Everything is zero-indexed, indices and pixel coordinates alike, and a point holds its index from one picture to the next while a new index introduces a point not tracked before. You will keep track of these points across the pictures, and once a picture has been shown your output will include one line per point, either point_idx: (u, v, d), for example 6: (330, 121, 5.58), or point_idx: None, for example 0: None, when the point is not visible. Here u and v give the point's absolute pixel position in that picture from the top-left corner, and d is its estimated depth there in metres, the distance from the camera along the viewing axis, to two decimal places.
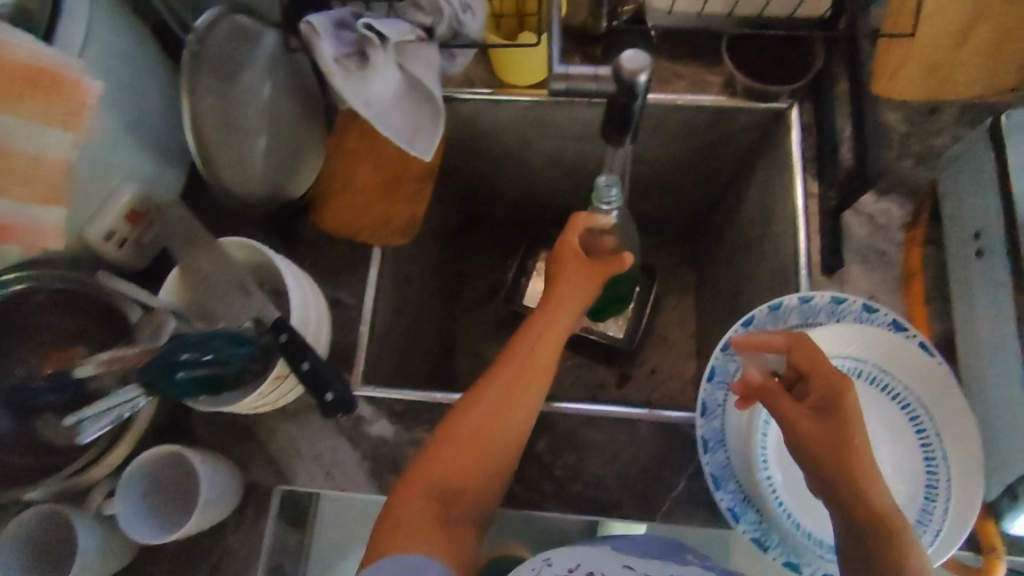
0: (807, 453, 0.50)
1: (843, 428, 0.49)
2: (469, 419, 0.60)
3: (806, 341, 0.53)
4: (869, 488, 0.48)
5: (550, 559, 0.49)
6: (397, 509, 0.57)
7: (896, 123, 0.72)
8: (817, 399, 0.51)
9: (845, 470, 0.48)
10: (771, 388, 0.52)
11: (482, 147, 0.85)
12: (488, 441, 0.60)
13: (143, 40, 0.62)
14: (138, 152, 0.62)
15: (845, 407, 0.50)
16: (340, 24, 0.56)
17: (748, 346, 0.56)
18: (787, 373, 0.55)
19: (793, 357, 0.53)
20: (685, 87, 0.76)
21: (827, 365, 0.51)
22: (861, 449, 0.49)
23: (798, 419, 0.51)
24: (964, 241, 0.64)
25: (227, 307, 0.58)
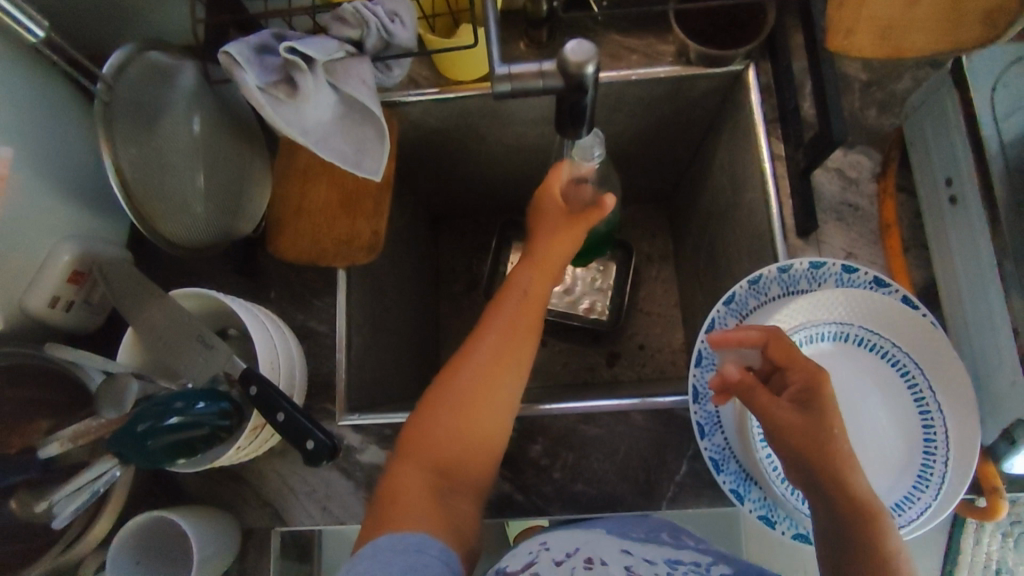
0: (787, 447, 0.49)
1: (823, 421, 0.49)
2: (454, 395, 0.56)
3: (778, 336, 0.52)
4: (852, 477, 0.48)
5: (546, 545, 0.47)
6: (391, 488, 0.53)
7: (853, 74, 0.70)
8: (796, 391, 0.51)
9: (832, 464, 0.48)
10: (750, 384, 0.51)
11: (437, 146, 0.82)
12: (477, 417, 0.55)
13: (55, 86, 0.58)
14: (67, 208, 0.58)
15: (823, 398, 0.50)
16: (262, 48, 0.53)
17: (723, 342, 0.53)
18: (761, 366, 0.54)
19: (770, 352, 0.52)
20: (640, 61, 0.73)
21: (803, 358, 0.51)
22: (842, 440, 0.49)
23: (779, 412, 0.50)
24: (936, 190, 0.62)
25: (189, 362, 0.56)
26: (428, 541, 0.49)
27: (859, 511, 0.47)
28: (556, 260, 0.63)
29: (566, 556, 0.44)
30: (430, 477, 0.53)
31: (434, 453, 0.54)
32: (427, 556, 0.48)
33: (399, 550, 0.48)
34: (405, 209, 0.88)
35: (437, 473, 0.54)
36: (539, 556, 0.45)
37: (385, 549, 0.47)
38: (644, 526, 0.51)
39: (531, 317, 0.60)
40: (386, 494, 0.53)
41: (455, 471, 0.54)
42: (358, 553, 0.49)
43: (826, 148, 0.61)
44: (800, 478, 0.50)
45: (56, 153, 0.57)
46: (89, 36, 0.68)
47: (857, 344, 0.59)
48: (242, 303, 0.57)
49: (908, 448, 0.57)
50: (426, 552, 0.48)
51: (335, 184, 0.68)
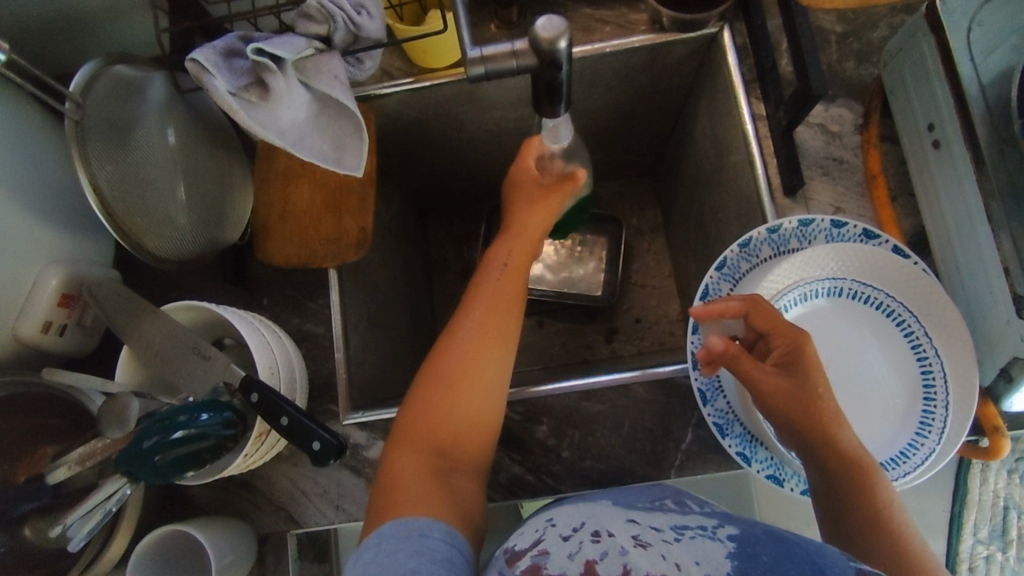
0: (776, 411, 0.50)
1: (808, 382, 0.50)
2: (443, 375, 0.55)
3: (759, 302, 0.52)
4: (840, 433, 0.49)
5: (552, 521, 0.44)
6: (391, 475, 0.52)
7: (830, 28, 0.70)
8: (780, 357, 0.51)
9: (819, 424, 0.49)
10: (735, 352, 0.51)
11: (417, 136, 0.81)
12: (467, 397, 0.54)
13: (24, 108, 0.57)
14: (48, 230, 0.57)
15: (807, 360, 0.50)
16: (230, 52, 0.52)
17: (706, 314, 0.53)
18: (746, 335, 0.55)
19: (753, 320, 0.52)
20: (614, 33, 0.72)
21: (785, 323, 0.51)
22: (826, 398, 0.50)
23: (766, 378, 0.50)
24: (920, 136, 0.62)
25: (188, 375, 0.55)
26: (432, 524, 0.47)
27: (851, 465, 0.49)
28: (534, 232, 0.64)
29: (573, 530, 0.42)
30: (430, 460, 0.53)
31: (430, 435, 0.53)
32: (431, 540, 0.46)
33: (403, 536, 0.46)
34: (391, 203, 0.88)
35: (437, 456, 0.53)
36: (545, 533, 0.42)
37: (388, 537, 0.46)
38: (644, 499, 0.49)
39: (512, 290, 0.60)
40: (386, 484, 0.52)
41: (453, 453, 0.54)
42: (364, 543, 0.47)
43: (807, 104, 0.61)
44: (791, 442, 0.51)
45: (31, 175, 0.56)
46: (54, 56, 0.67)
47: (851, 298, 0.59)
48: (237, 313, 0.57)
49: (908, 395, 0.57)
50: (431, 536, 0.46)
51: (317, 184, 0.68)
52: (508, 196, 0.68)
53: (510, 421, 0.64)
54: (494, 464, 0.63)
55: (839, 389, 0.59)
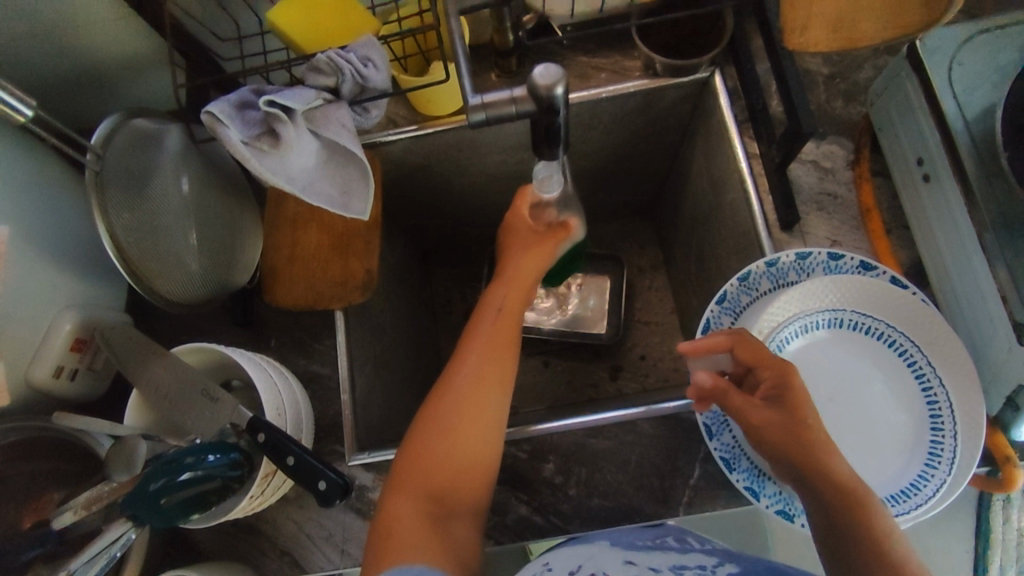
0: (768, 443, 0.51)
1: (796, 414, 0.51)
2: (442, 419, 0.55)
3: (744, 336, 0.55)
4: (837, 464, 0.49)
5: (550, 564, 0.44)
6: (386, 523, 0.52)
7: (817, 69, 0.73)
8: (769, 389, 0.53)
9: (810, 454, 0.49)
10: (723, 387, 0.54)
11: (422, 181, 0.83)
12: (466, 441, 0.55)
13: (45, 160, 0.60)
14: (65, 279, 0.59)
15: (795, 392, 0.52)
16: (243, 104, 0.54)
17: (693, 351, 0.56)
18: (735, 370, 0.57)
19: (739, 354, 0.54)
20: (610, 80, 0.75)
21: (770, 356, 0.53)
22: (817, 429, 0.50)
23: (755, 411, 0.52)
24: (910, 170, 0.64)
25: (198, 418, 0.55)
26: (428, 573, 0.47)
27: (852, 498, 0.47)
28: (528, 275, 0.65)
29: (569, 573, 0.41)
30: (427, 506, 0.52)
31: (428, 481, 0.53)
32: None
33: None
34: (396, 246, 0.90)
35: (434, 503, 0.52)
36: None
37: None
38: (647, 538, 0.49)
39: (509, 330, 0.61)
40: (383, 531, 0.51)
41: (451, 500, 0.53)
42: None
43: (798, 142, 0.63)
44: (788, 478, 0.51)
45: (50, 224, 0.58)
46: (76, 112, 0.70)
47: (852, 330, 0.60)
48: (244, 354, 0.58)
49: (915, 426, 0.57)
50: None
51: (325, 229, 0.70)
52: (504, 241, 0.69)
53: (516, 459, 0.63)
54: (501, 503, 0.62)
55: (842, 422, 0.59)
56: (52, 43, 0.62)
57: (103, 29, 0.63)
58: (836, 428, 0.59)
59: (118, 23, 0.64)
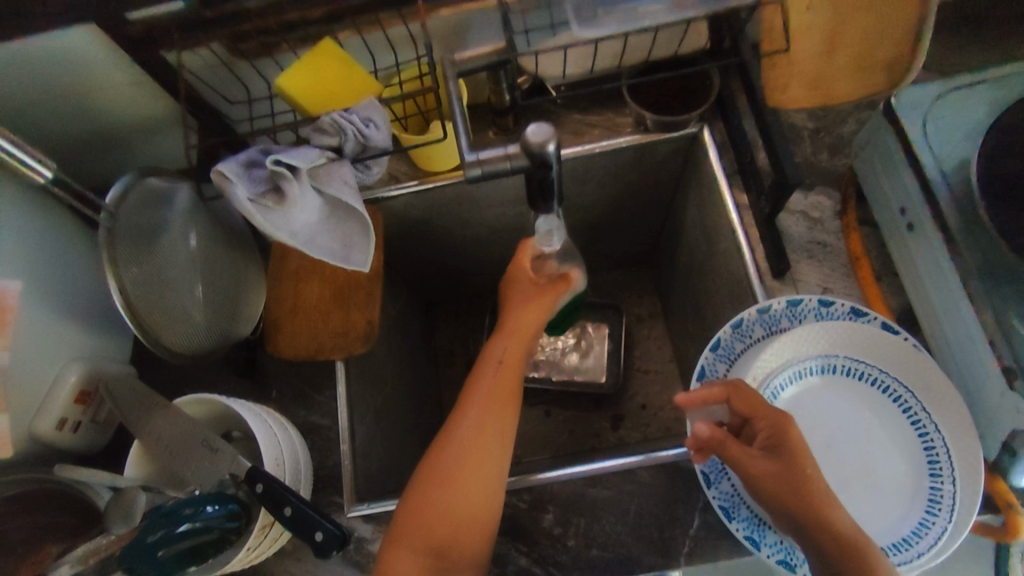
0: (769, 496, 0.50)
1: (795, 464, 0.50)
2: (441, 471, 0.56)
3: (739, 386, 0.54)
4: (838, 516, 0.48)
5: None
6: None
7: (802, 124, 0.76)
8: (766, 440, 0.53)
9: (810, 505, 0.48)
10: (720, 438, 0.53)
11: (423, 234, 0.86)
12: (465, 493, 0.55)
13: (60, 218, 0.62)
14: (74, 332, 0.61)
15: (792, 442, 0.51)
16: (250, 163, 0.57)
17: (689, 402, 0.55)
18: (733, 421, 0.57)
19: (736, 404, 0.54)
20: (602, 136, 0.78)
21: (766, 406, 0.53)
22: (817, 480, 0.50)
23: (755, 462, 0.51)
24: (895, 219, 0.66)
25: (196, 470, 0.56)
26: None
27: (853, 552, 0.47)
28: (528, 328, 0.64)
29: None
30: (427, 561, 0.53)
31: (428, 535, 0.53)
32: None
33: None
34: (398, 298, 0.92)
35: (434, 557, 0.53)
36: None
37: None
38: None
39: (509, 382, 0.61)
40: None
41: (451, 554, 0.53)
42: None
43: (784, 193, 0.65)
44: (789, 530, 0.50)
45: (61, 278, 0.60)
46: (91, 167, 0.75)
47: (846, 375, 0.60)
48: (244, 404, 0.59)
49: (914, 472, 0.57)
50: None
51: (327, 281, 0.72)
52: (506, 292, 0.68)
53: (515, 509, 0.63)
54: (499, 556, 0.61)
55: (844, 471, 0.58)
56: (74, 103, 0.66)
57: (122, 94, 0.67)
58: (836, 478, 0.58)
59: (134, 88, 0.66)
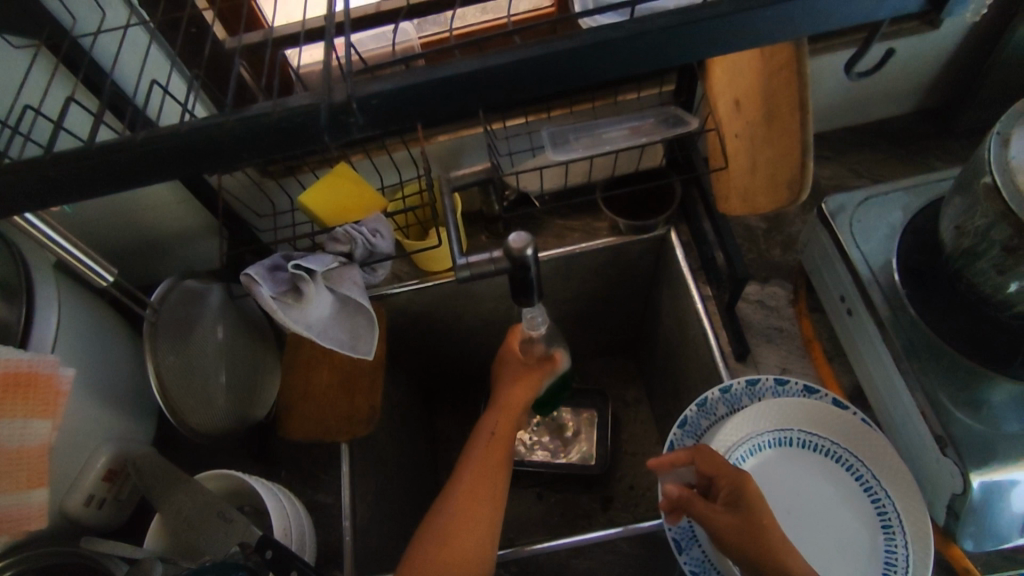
0: (730, 546, 0.56)
1: (751, 516, 0.57)
2: (439, 531, 0.62)
3: (702, 449, 0.62)
4: (790, 561, 0.55)
5: None
6: None
7: (755, 225, 0.87)
8: (727, 495, 0.59)
9: (766, 553, 0.55)
10: (688, 496, 0.60)
11: (424, 326, 0.95)
12: (460, 550, 0.60)
13: (108, 313, 0.72)
14: (109, 415, 0.68)
15: (748, 497, 0.58)
16: (274, 267, 0.67)
17: (661, 465, 0.62)
18: (700, 482, 0.63)
19: (700, 465, 0.61)
20: (581, 239, 0.89)
21: (726, 466, 0.60)
22: (771, 529, 0.56)
23: (717, 515, 0.57)
24: (837, 307, 0.74)
25: (210, 540, 0.61)
26: None
27: None
28: (517, 404, 0.71)
29: None
30: None
31: None
32: None
33: None
34: (399, 385, 0.99)
35: None
36: None
37: None
38: None
39: (499, 455, 0.67)
40: None
41: None
42: None
43: (738, 284, 0.74)
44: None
45: (104, 368, 0.68)
46: (135, 275, 0.84)
47: (802, 448, 0.67)
48: (262, 482, 0.65)
49: (872, 536, 0.61)
50: None
51: (335, 369, 0.80)
52: (499, 371, 0.75)
53: None
54: None
55: (809, 536, 0.63)
56: (128, 221, 0.77)
57: (168, 210, 0.78)
58: (800, 539, 0.63)
59: (180, 205, 0.79)
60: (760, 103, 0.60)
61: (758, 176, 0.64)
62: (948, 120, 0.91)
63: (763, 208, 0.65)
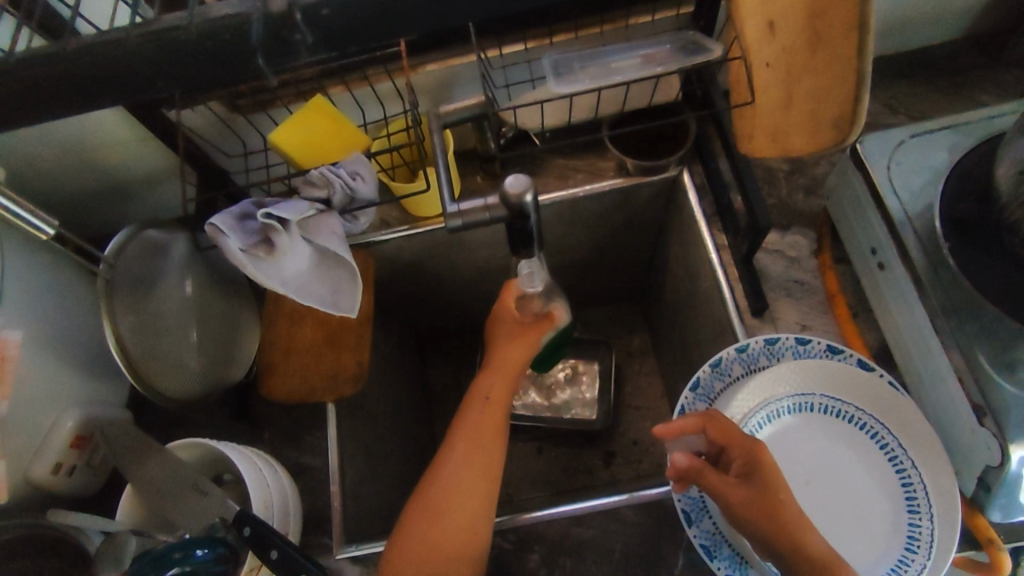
0: (746, 522, 0.51)
1: (769, 489, 0.52)
2: (430, 505, 0.57)
3: (713, 416, 0.56)
4: (809, 537, 0.50)
5: None
6: None
7: (778, 167, 0.80)
8: (741, 467, 0.54)
9: (784, 527, 0.50)
10: (698, 467, 0.54)
11: (416, 275, 0.88)
12: (452, 524, 0.56)
13: (64, 267, 0.65)
14: (68, 379, 0.62)
15: (764, 468, 0.54)
16: (244, 216, 0.60)
17: (668, 433, 0.56)
18: (708, 450, 0.58)
19: (710, 434, 0.56)
20: (585, 180, 0.82)
21: (740, 435, 0.55)
22: (789, 503, 0.52)
23: (731, 489, 0.52)
24: (866, 260, 0.68)
25: (186, 513, 0.56)
26: None
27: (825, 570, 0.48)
28: (514, 366, 0.66)
29: None
30: None
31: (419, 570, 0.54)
32: None
33: None
34: (391, 338, 0.94)
35: None
36: None
37: None
38: None
39: (495, 421, 0.63)
40: None
41: None
42: None
43: (758, 234, 0.67)
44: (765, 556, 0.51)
45: (63, 326, 0.63)
46: (92, 224, 0.78)
47: (822, 412, 0.62)
48: (235, 448, 0.60)
49: (895, 508, 0.58)
50: None
51: (320, 322, 0.74)
52: (492, 328, 0.69)
53: (501, 549, 0.63)
54: None
55: (825, 506, 0.59)
56: (82, 161, 0.70)
57: (126, 149, 0.71)
58: (816, 512, 0.59)
59: (140, 143, 0.71)
60: (802, 22, 0.51)
61: (793, 112, 0.56)
62: (996, 48, 0.82)
63: (796, 150, 0.57)
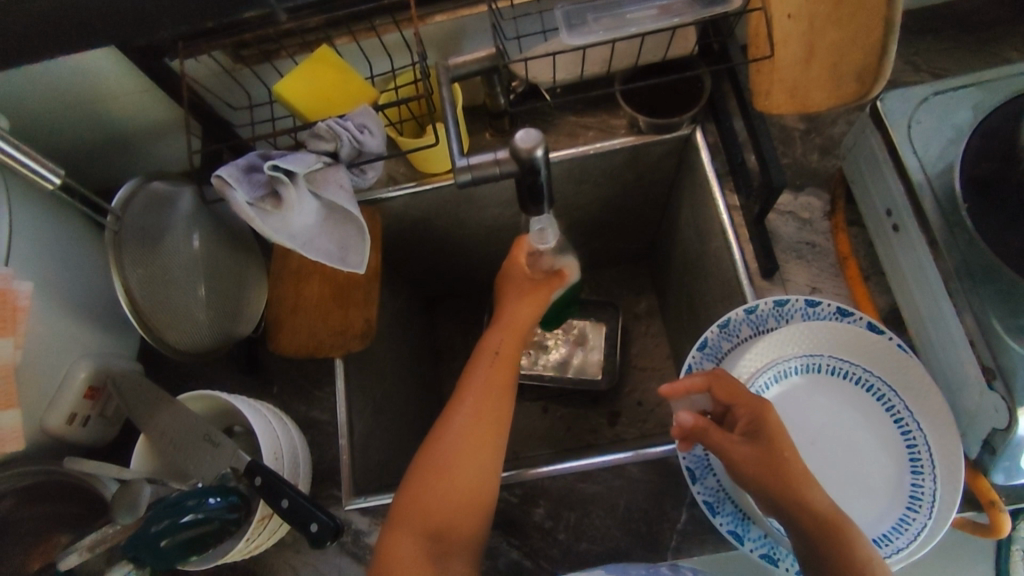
0: (748, 479, 0.52)
1: (772, 447, 0.53)
2: (439, 457, 0.58)
3: (719, 375, 0.56)
4: (811, 494, 0.51)
5: None
6: (387, 558, 0.54)
7: (794, 126, 0.78)
8: (745, 425, 0.55)
9: (787, 485, 0.51)
10: (704, 426, 0.55)
11: (423, 233, 0.88)
12: (461, 476, 0.57)
13: (70, 219, 0.64)
14: (79, 330, 0.63)
15: (769, 427, 0.54)
16: (249, 168, 0.58)
17: (673, 393, 0.57)
18: (714, 409, 0.59)
19: (716, 393, 0.56)
20: (596, 137, 0.80)
21: (746, 393, 0.55)
22: (793, 461, 0.52)
23: (734, 447, 0.53)
24: (881, 222, 0.67)
25: (199, 463, 0.58)
26: None
27: (824, 526, 0.49)
28: (522, 323, 0.66)
29: None
30: (425, 545, 0.54)
31: (428, 519, 0.55)
32: None
33: None
34: (398, 296, 0.94)
35: (431, 541, 0.54)
36: None
37: None
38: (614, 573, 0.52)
39: (504, 376, 0.63)
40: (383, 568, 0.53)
41: (450, 537, 0.55)
42: None
43: (772, 194, 0.66)
44: (768, 511, 0.52)
45: (72, 278, 0.63)
46: (95, 174, 0.78)
47: (829, 374, 0.62)
48: (245, 401, 0.61)
49: (898, 469, 0.58)
50: None
51: (326, 278, 0.74)
52: (502, 284, 0.69)
53: (507, 503, 0.64)
54: (492, 547, 0.63)
55: (828, 466, 0.60)
56: (86, 111, 0.69)
57: (131, 101, 0.70)
58: (819, 470, 0.60)
59: (145, 96, 0.70)
60: None
61: (816, 65, 0.56)
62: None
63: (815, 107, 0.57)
